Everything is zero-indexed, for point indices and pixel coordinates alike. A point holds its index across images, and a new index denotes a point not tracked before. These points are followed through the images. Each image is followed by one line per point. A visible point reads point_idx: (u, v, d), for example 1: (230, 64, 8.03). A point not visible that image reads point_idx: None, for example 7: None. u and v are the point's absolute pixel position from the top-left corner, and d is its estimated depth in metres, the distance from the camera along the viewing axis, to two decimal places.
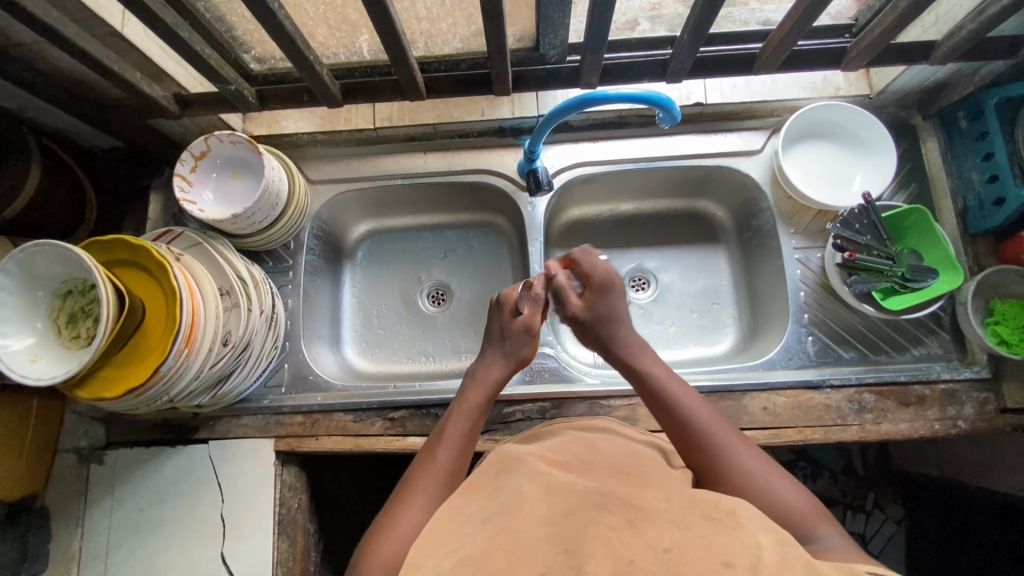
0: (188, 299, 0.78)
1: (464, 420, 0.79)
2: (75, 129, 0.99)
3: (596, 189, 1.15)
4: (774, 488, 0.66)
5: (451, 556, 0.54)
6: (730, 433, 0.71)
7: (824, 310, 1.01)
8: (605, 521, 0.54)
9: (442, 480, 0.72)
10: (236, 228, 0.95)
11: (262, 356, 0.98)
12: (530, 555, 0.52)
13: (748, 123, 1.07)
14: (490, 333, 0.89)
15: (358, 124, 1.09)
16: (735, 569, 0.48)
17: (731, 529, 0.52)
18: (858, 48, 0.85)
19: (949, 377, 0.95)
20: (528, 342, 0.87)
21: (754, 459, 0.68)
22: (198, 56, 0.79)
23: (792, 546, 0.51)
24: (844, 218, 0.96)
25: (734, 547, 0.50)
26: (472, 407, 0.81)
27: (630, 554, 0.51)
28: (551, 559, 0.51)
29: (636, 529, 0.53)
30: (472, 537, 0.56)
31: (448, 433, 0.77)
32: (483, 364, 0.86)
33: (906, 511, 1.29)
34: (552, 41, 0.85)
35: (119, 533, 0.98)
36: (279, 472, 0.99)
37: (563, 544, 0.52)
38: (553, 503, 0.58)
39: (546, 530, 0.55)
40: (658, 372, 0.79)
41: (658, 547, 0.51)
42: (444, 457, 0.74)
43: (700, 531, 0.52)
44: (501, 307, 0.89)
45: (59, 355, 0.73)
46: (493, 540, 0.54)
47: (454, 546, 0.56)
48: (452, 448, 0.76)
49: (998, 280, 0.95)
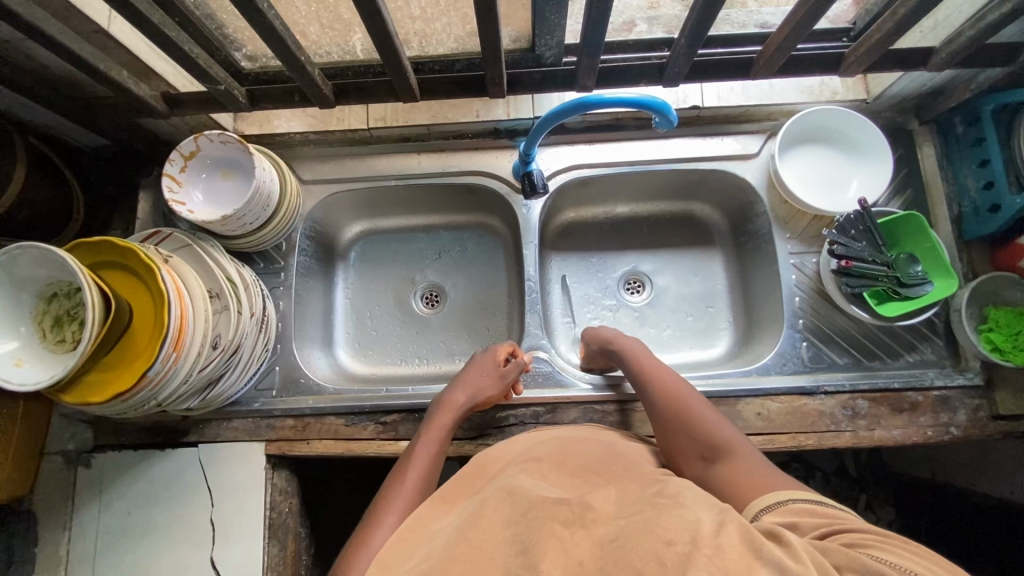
0: (176, 302, 0.76)
1: (432, 444, 0.82)
2: (61, 125, 0.96)
3: (593, 191, 1.14)
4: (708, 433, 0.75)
5: (417, 567, 0.55)
6: (684, 396, 0.81)
7: (819, 315, 1.01)
8: (556, 517, 0.56)
9: (409, 502, 0.74)
10: (225, 230, 0.94)
11: (252, 359, 0.97)
12: (492, 556, 0.53)
13: (744, 127, 1.07)
14: (468, 369, 0.93)
15: (351, 124, 1.08)
16: (677, 546, 0.48)
17: (671, 508, 0.54)
18: (856, 53, 0.84)
19: (942, 384, 0.95)
20: (499, 387, 0.91)
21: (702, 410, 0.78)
22: (186, 55, 0.77)
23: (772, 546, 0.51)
24: (841, 224, 0.95)
25: (677, 525, 0.51)
26: (438, 434, 0.84)
27: (579, 556, 0.51)
28: (510, 562, 0.52)
29: (585, 528, 0.55)
30: (431, 554, 0.57)
31: (416, 457, 0.80)
32: (452, 397, 0.89)
33: (896, 515, 1.31)
34: (548, 42, 0.84)
35: (107, 538, 0.96)
36: (270, 476, 0.98)
37: (520, 544, 0.53)
38: (513, 504, 0.59)
39: (508, 531, 0.56)
40: (639, 357, 0.89)
41: (605, 540, 0.52)
42: (412, 481, 0.77)
43: (647, 514, 0.54)
44: (486, 352, 0.95)
45: (44, 360, 0.72)
46: (453, 549, 0.55)
47: (415, 563, 0.57)
48: (420, 471, 0.78)
49: (993, 288, 0.95)
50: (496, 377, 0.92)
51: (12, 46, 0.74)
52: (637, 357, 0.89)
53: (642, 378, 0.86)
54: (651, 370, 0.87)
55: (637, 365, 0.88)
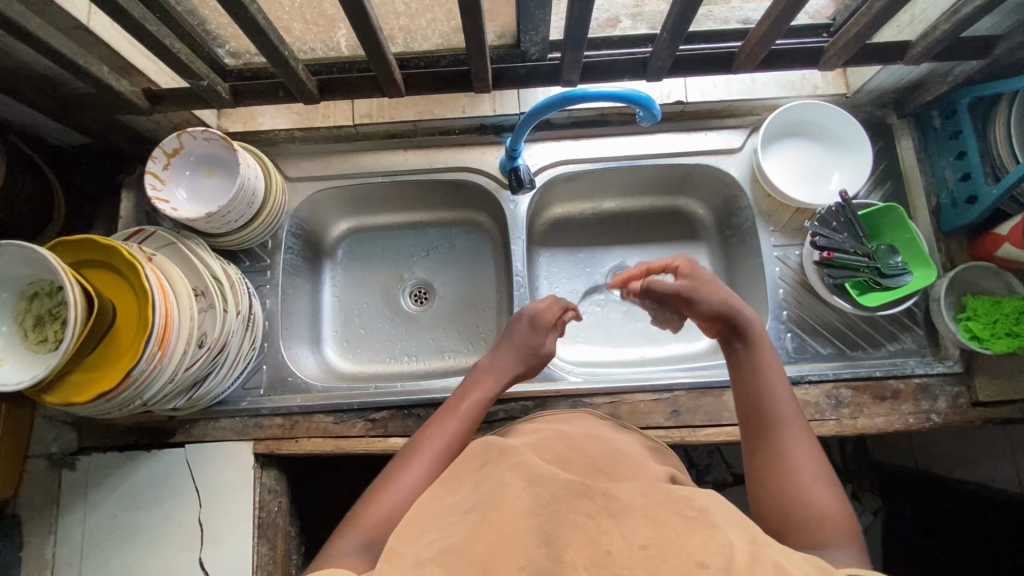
0: (160, 300, 0.76)
1: (475, 400, 0.83)
2: (41, 124, 0.94)
3: (580, 187, 1.15)
4: (813, 507, 0.63)
5: (433, 544, 0.55)
6: (794, 433, 0.69)
7: (802, 306, 1.02)
8: (584, 511, 0.55)
9: (443, 454, 0.76)
10: (210, 228, 0.93)
11: (239, 358, 0.96)
12: (513, 540, 0.52)
13: (727, 122, 1.08)
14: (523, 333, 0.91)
15: (335, 121, 1.07)
16: (710, 569, 0.48)
17: (702, 529, 0.52)
18: (835, 48, 0.86)
19: (922, 372, 0.97)
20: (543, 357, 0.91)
21: (812, 463, 0.66)
22: (168, 50, 0.76)
23: (765, 546, 0.51)
24: (821, 216, 0.98)
25: (709, 547, 0.50)
26: (484, 393, 0.84)
27: (608, 545, 0.51)
28: (533, 551, 0.51)
29: (614, 519, 0.54)
30: (453, 529, 0.57)
31: (460, 410, 0.81)
32: (502, 359, 0.88)
33: (882, 503, 1.35)
34: (532, 38, 0.84)
35: (93, 540, 0.95)
36: (259, 475, 0.98)
37: (543, 535, 0.52)
38: (535, 494, 0.57)
39: (531, 522, 0.54)
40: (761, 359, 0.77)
41: (633, 543, 0.51)
42: (450, 431, 0.78)
43: (675, 529, 0.52)
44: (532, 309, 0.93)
45: (25, 359, 0.71)
46: (476, 530, 0.55)
47: (436, 537, 0.57)
48: (460, 423, 0.79)
49: (971, 277, 0.97)
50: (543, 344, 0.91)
51: None
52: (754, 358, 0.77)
53: (757, 401, 0.73)
54: (773, 392, 0.73)
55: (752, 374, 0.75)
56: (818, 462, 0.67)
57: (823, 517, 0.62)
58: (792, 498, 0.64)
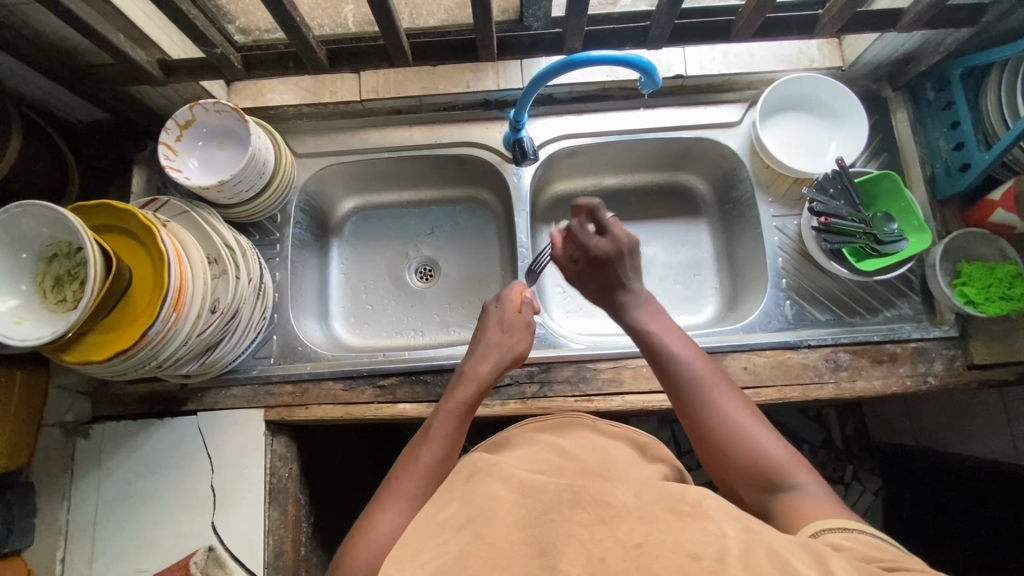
0: (176, 263, 0.78)
1: (450, 422, 0.77)
2: (56, 98, 0.97)
3: (583, 162, 1.17)
4: (759, 445, 0.67)
5: (427, 564, 0.51)
6: (720, 387, 0.72)
7: (800, 274, 1.04)
8: (577, 519, 0.53)
9: (422, 481, 0.71)
10: (220, 197, 0.95)
11: (250, 326, 0.98)
12: (507, 558, 0.50)
13: (726, 96, 1.11)
14: (489, 331, 0.88)
15: (342, 96, 1.09)
16: (703, 562, 0.46)
17: (696, 520, 0.51)
18: (829, 14, 0.88)
19: (919, 336, 0.99)
20: (525, 338, 0.90)
21: (744, 414, 0.70)
22: (182, 15, 0.78)
23: (758, 534, 0.49)
24: (820, 181, 1.00)
25: (700, 538, 0.48)
26: (459, 406, 0.79)
27: (601, 552, 0.49)
28: (526, 562, 0.49)
29: (607, 526, 0.51)
30: (447, 546, 0.53)
31: (433, 434, 0.75)
32: (475, 359, 0.85)
33: (882, 484, 1.39)
34: (535, 13, 0.88)
35: (107, 507, 0.97)
36: (270, 442, 1.00)
37: (538, 546, 0.50)
38: (525, 507, 0.56)
39: (524, 533, 0.52)
40: (660, 329, 0.80)
41: (626, 543, 0.49)
42: (426, 460, 0.72)
43: (669, 525, 0.50)
44: (500, 303, 0.91)
45: (44, 318, 0.74)
46: (468, 547, 0.52)
47: (430, 555, 0.53)
48: (436, 448, 0.74)
49: (966, 244, 0.99)
50: (523, 328, 0.90)
51: (11, 11, 0.75)
52: (656, 334, 0.79)
53: (671, 369, 0.75)
54: (677, 359, 0.75)
55: (659, 346, 0.77)
56: (749, 409, 0.71)
57: (781, 463, 0.66)
58: (745, 450, 0.67)
